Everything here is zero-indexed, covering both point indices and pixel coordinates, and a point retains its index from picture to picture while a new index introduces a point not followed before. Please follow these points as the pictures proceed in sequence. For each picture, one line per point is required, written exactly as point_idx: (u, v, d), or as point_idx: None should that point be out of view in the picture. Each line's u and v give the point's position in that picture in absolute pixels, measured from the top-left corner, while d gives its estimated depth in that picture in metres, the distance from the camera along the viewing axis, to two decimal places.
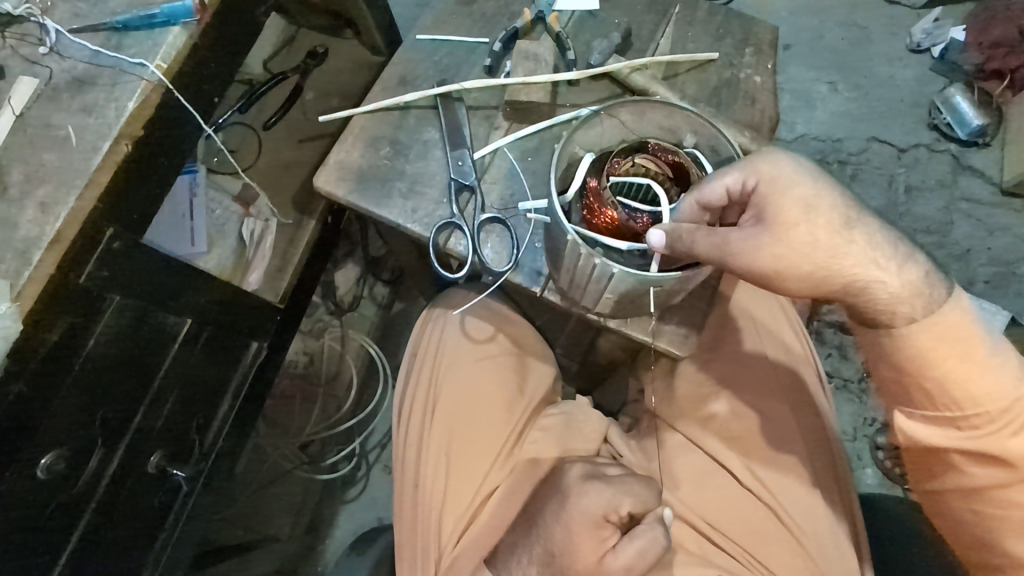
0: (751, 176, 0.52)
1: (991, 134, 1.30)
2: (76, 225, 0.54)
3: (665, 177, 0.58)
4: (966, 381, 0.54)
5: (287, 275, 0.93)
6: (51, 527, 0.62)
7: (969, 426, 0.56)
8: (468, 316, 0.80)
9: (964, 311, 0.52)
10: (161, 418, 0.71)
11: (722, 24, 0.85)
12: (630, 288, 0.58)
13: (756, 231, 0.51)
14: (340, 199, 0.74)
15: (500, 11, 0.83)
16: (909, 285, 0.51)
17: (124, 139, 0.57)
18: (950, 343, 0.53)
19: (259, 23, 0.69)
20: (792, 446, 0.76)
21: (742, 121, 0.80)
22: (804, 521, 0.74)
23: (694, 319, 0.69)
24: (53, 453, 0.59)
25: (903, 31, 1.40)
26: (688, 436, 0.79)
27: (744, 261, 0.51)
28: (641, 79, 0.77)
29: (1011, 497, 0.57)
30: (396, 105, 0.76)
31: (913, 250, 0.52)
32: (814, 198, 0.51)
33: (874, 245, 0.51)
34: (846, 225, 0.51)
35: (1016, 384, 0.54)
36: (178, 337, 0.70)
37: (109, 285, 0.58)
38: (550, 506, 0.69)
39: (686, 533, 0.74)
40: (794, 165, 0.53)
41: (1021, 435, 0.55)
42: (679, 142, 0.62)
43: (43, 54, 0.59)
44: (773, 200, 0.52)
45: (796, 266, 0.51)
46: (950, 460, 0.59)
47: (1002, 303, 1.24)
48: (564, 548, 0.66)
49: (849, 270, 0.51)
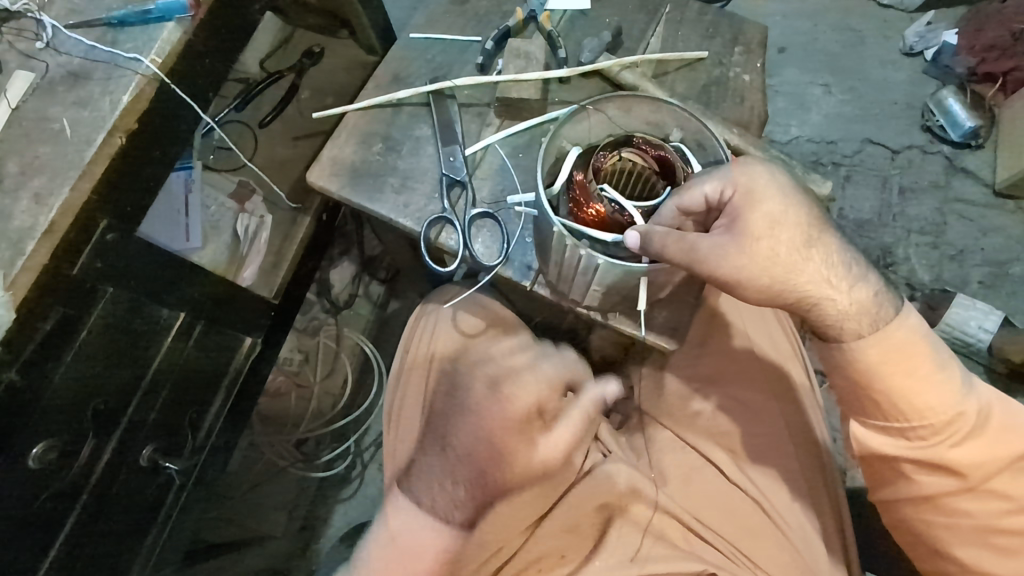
0: (728, 185, 0.53)
1: (983, 136, 1.31)
2: (70, 216, 0.55)
3: (652, 172, 0.59)
4: (911, 396, 0.54)
5: (282, 271, 0.94)
6: (42, 517, 0.62)
7: (915, 437, 0.56)
8: (461, 310, 0.80)
9: (912, 327, 0.53)
10: (154, 412, 0.72)
11: (712, 23, 0.86)
12: (617, 278, 0.59)
13: (723, 239, 0.52)
14: (333, 194, 0.75)
15: (493, 11, 0.84)
16: (858, 304, 0.52)
17: (118, 131, 0.58)
18: (897, 359, 0.53)
19: (255, 21, 0.71)
20: (780, 441, 0.75)
21: (731, 119, 0.81)
22: (791, 515, 0.73)
23: (682, 313, 0.69)
24: (45, 443, 0.60)
25: (896, 34, 1.42)
26: (674, 432, 0.79)
27: (710, 268, 0.52)
28: (631, 77, 0.78)
29: (959, 504, 0.58)
30: (388, 102, 0.78)
31: (867, 271, 0.53)
32: (781, 214, 0.52)
33: (831, 264, 0.52)
34: (807, 243, 0.52)
35: (960, 398, 0.54)
36: (172, 330, 0.71)
37: (102, 276, 0.59)
38: (470, 403, 0.72)
39: (671, 527, 0.74)
40: (770, 178, 0.53)
41: (961, 447, 0.55)
42: (666, 136, 0.64)
43: (39, 49, 0.60)
44: (745, 210, 0.52)
45: (756, 278, 0.52)
46: (898, 468, 0.58)
47: (995, 303, 1.24)
48: (501, 453, 0.70)
49: (804, 287, 0.52)
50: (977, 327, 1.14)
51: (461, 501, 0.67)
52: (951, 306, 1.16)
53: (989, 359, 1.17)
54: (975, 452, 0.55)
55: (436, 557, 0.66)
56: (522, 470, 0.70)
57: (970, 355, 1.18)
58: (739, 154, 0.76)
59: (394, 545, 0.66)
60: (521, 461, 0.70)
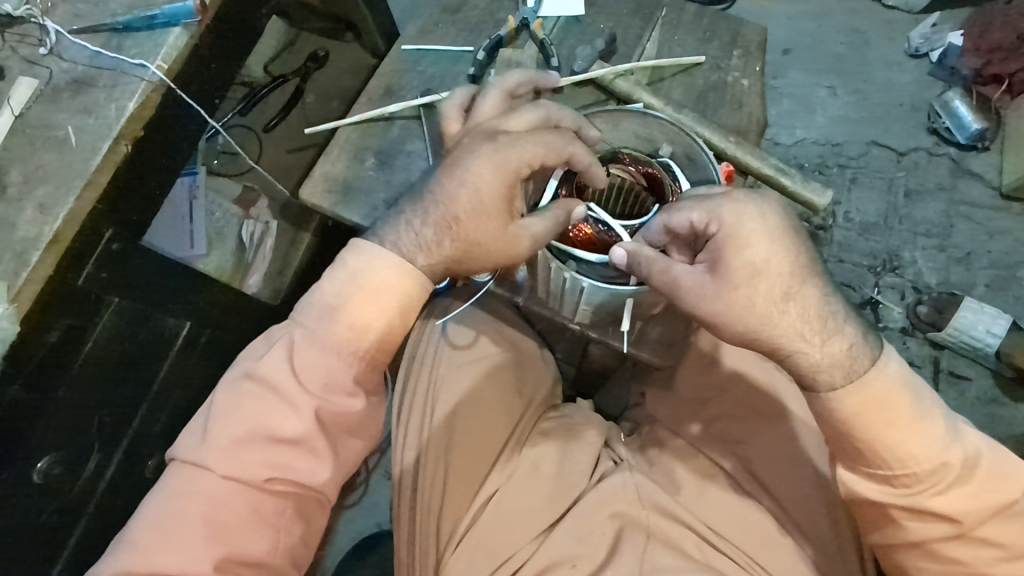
0: (714, 220, 0.53)
1: (990, 138, 1.29)
2: (75, 226, 0.54)
3: (641, 187, 0.64)
4: (894, 445, 0.53)
5: (288, 277, 0.95)
6: (46, 529, 0.61)
7: (901, 485, 0.55)
8: (451, 323, 0.82)
9: (889, 377, 0.53)
10: (159, 423, 0.70)
11: (709, 27, 0.85)
12: (605, 299, 0.65)
13: (702, 278, 0.53)
14: (326, 211, 0.75)
15: (487, 18, 0.83)
16: (831, 356, 0.53)
17: (123, 139, 0.57)
18: (877, 408, 0.52)
19: (261, 25, 0.69)
20: (797, 453, 0.73)
21: (728, 126, 0.80)
22: (808, 528, 0.70)
23: (676, 330, 0.73)
24: (49, 457, 0.59)
25: (901, 36, 1.41)
26: (690, 440, 0.78)
27: (689, 303, 0.54)
28: (626, 85, 0.77)
29: (952, 553, 0.56)
30: (380, 116, 0.77)
31: (844, 322, 0.53)
32: (764, 262, 0.51)
33: (807, 317, 0.52)
34: (785, 295, 0.52)
35: (942, 446, 0.53)
36: (178, 339, 0.70)
37: (107, 287, 0.58)
38: (416, 337, 0.84)
39: (685, 536, 0.71)
40: (759, 218, 0.52)
41: (944, 495, 0.54)
42: (657, 149, 0.69)
43: (43, 55, 0.59)
44: (727, 252, 0.52)
45: (733, 323, 0.53)
46: (888, 513, 0.56)
47: (1002, 307, 1.23)
48: (432, 356, 0.80)
49: (778, 337, 0.53)
50: (984, 332, 1.14)
51: (432, 245, 0.55)
52: (957, 310, 1.16)
53: (997, 362, 1.16)
54: (959, 501, 0.54)
55: (401, 301, 0.55)
56: (449, 368, 0.79)
57: (978, 358, 1.17)
58: (734, 162, 0.75)
59: (349, 289, 0.54)
60: (449, 367, 0.79)
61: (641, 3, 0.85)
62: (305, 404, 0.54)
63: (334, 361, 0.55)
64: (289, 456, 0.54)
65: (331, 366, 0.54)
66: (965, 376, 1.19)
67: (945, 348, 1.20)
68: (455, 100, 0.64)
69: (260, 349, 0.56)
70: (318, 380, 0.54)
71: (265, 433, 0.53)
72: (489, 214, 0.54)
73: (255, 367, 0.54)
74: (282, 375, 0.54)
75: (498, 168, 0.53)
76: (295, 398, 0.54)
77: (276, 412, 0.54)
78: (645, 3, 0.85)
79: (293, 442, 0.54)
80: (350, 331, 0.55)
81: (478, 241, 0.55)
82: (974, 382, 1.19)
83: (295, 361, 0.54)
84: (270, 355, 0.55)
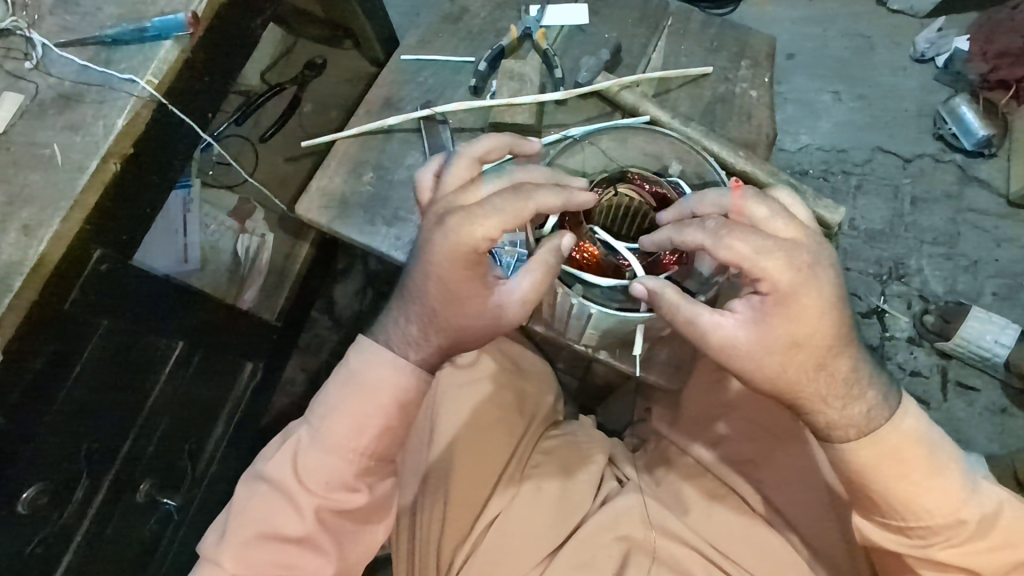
0: (768, 281, 0.47)
1: (996, 145, 1.28)
2: (62, 247, 0.52)
3: (649, 207, 0.62)
4: (906, 499, 0.52)
5: (284, 292, 0.95)
6: (34, 560, 0.59)
7: (915, 536, 0.54)
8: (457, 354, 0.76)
9: (906, 433, 0.51)
10: (151, 445, 0.68)
11: (715, 36, 0.82)
12: (611, 325, 0.64)
13: (732, 338, 0.49)
14: (323, 227, 0.73)
15: (487, 28, 0.81)
16: (848, 417, 0.51)
17: (112, 157, 0.55)
18: (891, 464, 0.51)
19: (257, 37, 0.67)
20: (812, 476, 0.70)
21: (736, 139, 0.78)
22: (822, 552, 0.68)
23: (684, 351, 0.72)
24: (35, 486, 0.57)
25: (907, 41, 1.39)
26: (699, 460, 0.76)
27: (717, 354, 0.51)
28: (631, 97, 0.74)
29: None
30: (380, 128, 0.75)
31: (869, 381, 0.51)
32: (806, 337, 0.48)
33: (837, 384, 0.50)
34: (820, 366, 0.49)
35: (959, 503, 0.52)
36: (169, 360, 0.68)
37: (94, 309, 0.56)
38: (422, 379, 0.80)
39: (695, 562, 0.69)
40: (815, 291, 0.47)
41: (955, 548, 0.54)
42: (666, 167, 0.67)
43: (29, 69, 0.57)
44: (770, 320, 0.48)
45: (755, 381, 0.51)
46: (903, 561, 0.56)
47: (1011, 316, 1.21)
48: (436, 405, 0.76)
49: (800, 399, 0.51)
50: (993, 341, 1.11)
51: (419, 340, 0.54)
52: (966, 319, 1.14)
53: (1006, 372, 1.14)
54: (970, 555, 0.54)
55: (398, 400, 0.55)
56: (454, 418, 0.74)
57: (987, 368, 1.15)
58: (744, 176, 0.73)
59: (352, 388, 0.55)
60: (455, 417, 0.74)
61: (646, 11, 0.83)
62: (309, 507, 0.55)
63: (338, 462, 0.55)
64: (294, 554, 0.55)
65: (335, 469, 0.55)
66: (973, 386, 1.17)
67: (953, 358, 1.18)
68: (429, 168, 0.58)
69: (271, 448, 0.58)
70: (322, 481, 0.55)
71: (272, 535, 0.55)
72: (460, 303, 0.52)
73: (265, 470, 0.56)
74: (289, 478, 0.55)
75: (455, 254, 0.49)
76: (300, 501, 0.55)
77: (281, 514, 0.55)
78: (650, 11, 0.83)
79: (297, 540, 0.55)
80: (350, 432, 0.55)
81: (459, 327, 0.53)
82: (983, 393, 1.17)
83: (302, 464, 0.55)
84: (278, 457, 0.56)
